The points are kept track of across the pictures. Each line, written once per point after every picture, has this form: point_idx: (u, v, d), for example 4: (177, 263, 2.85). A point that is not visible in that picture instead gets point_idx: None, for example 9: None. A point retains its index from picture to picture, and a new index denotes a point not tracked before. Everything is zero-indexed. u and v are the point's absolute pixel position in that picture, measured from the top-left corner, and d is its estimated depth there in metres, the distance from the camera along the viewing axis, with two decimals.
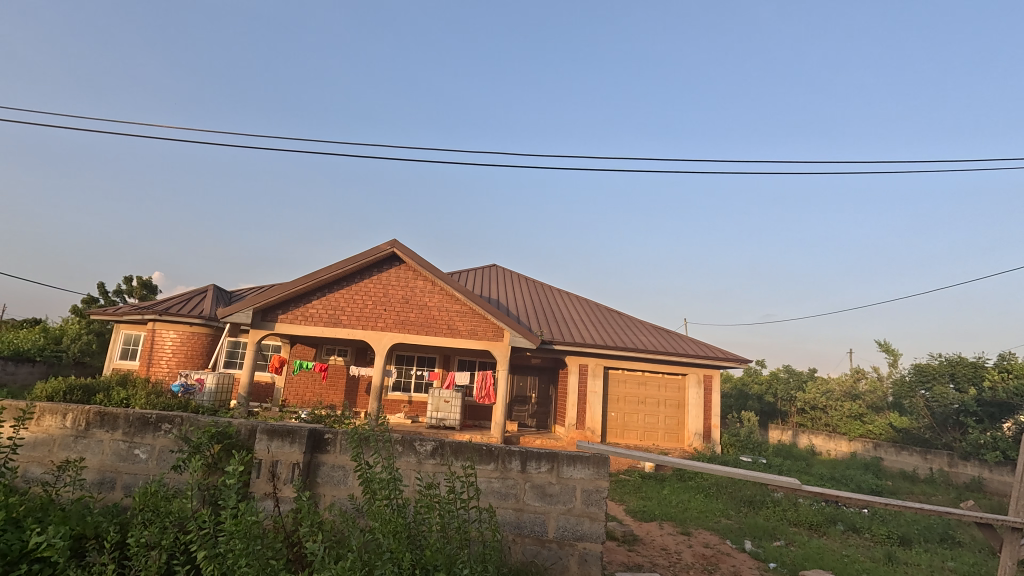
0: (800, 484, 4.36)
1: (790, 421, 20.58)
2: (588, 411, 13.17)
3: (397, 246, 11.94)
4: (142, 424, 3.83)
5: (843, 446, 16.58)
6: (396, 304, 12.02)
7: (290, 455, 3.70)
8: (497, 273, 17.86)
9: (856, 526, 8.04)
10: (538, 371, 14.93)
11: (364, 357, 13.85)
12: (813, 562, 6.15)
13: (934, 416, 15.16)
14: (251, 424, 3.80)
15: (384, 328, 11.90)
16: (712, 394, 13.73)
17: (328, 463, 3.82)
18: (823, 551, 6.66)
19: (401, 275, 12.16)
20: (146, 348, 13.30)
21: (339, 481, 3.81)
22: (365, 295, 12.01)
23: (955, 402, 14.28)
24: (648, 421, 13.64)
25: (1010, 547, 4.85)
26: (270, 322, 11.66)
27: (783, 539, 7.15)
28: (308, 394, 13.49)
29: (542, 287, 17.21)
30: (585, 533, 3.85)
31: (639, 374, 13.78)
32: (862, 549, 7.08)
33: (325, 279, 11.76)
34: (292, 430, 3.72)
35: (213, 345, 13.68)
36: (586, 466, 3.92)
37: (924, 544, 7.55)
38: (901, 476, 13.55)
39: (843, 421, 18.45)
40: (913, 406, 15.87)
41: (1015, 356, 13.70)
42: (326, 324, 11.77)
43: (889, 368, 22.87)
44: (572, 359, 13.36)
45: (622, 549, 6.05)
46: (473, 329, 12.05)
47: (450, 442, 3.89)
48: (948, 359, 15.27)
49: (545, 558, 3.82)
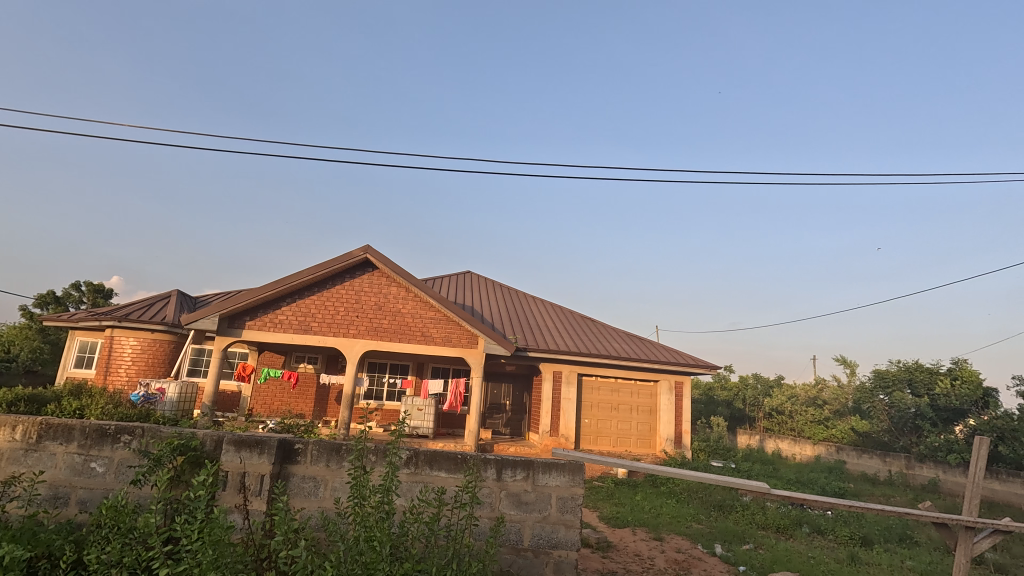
0: (769, 489, 4.38)
1: (758, 426, 21.11)
2: (562, 418, 13.22)
3: (370, 252, 11.75)
4: (100, 435, 3.65)
5: (807, 450, 17.08)
6: (369, 311, 11.83)
7: (258, 466, 3.59)
8: (472, 280, 17.78)
9: (821, 527, 8.28)
10: (513, 378, 14.91)
11: (335, 364, 13.57)
12: (781, 565, 6.28)
13: (893, 419, 15.80)
14: (218, 434, 3.67)
15: (356, 336, 11.69)
16: (683, 399, 13.99)
17: (298, 474, 3.73)
18: (791, 553, 6.82)
19: (373, 281, 11.97)
20: (103, 356, 12.71)
21: (310, 492, 3.72)
22: (337, 301, 11.78)
23: (912, 407, 14.95)
24: (621, 427, 13.74)
25: (964, 545, 5.06)
26: (236, 328, 11.34)
27: (752, 542, 7.29)
28: (275, 404, 13.16)
29: (517, 294, 17.23)
30: (560, 541, 3.85)
31: (612, 381, 13.91)
32: (827, 550, 7.29)
33: (295, 285, 11.50)
34: (261, 440, 3.62)
35: (176, 352, 13.23)
36: (562, 474, 3.93)
37: (884, 544, 7.85)
38: (863, 479, 14.03)
39: (808, 425, 19.01)
40: (873, 411, 16.53)
41: (965, 362, 14.46)
42: (296, 331, 11.51)
43: (849, 376, 23.70)
44: (546, 366, 13.42)
45: (596, 556, 6.07)
46: (447, 336, 11.95)
47: (425, 451, 3.85)
48: (905, 366, 15.94)
49: (520, 566, 3.81)
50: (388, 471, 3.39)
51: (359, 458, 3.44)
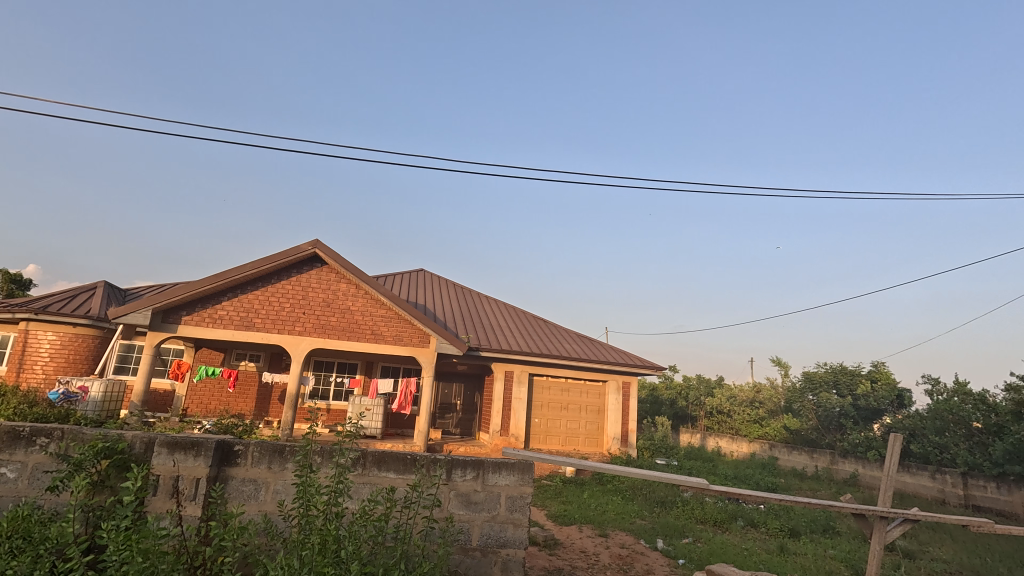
0: (708, 484, 4.59)
1: (699, 424, 22.05)
2: (512, 417, 13.30)
3: (319, 247, 11.37)
4: (11, 438, 3.35)
5: (743, 447, 18.00)
6: (316, 308, 11.46)
7: (193, 470, 3.41)
8: (425, 278, 17.57)
9: (754, 520, 8.75)
10: (464, 378, 14.87)
11: (279, 363, 13.06)
12: (717, 557, 6.60)
13: (820, 418, 16.91)
14: (148, 437, 3.46)
15: (302, 333, 11.30)
16: (630, 399, 14.41)
17: (237, 476, 3.57)
18: (726, 545, 7.18)
19: (322, 277, 11.60)
20: (16, 352, 11.65)
21: (250, 496, 3.57)
22: (283, 297, 11.34)
23: (837, 406, 16.07)
24: (570, 426, 13.98)
25: (879, 533, 5.49)
26: (171, 324, 10.70)
27: (691, 536, 7.61)
28: (212, 403, 12.52)
29: (470, 294, 17.17)
30: (508, 539, 3.87)
31: (562, 381, 14.12)
32: (758, 541, 7.72)
33: (237, 280, 10.96)
34: (198, 442, 3.43)
35: (101, 349, 12.32)
36: (512, 473, 3.96)
37: (810, 534, 8.39)
38: (793, 474, 14.94)
39: (745, 424, 20.04)
40: (803, 410, 17.62)
41: (883, 365, 15.71)
42: (238, 327, 10.98)
43: (782, 377, 25.14)
44: (498, 366, 13.46)
45: (544, 553, 6.16)
46: (398, 335, 11.75)
47: (374, 452, 3.78)
48: (831, 367, 17.17)
49: (468, 566, 3.81)
50: (337, 473, 3.31)
51: (305, 460, 3.33)
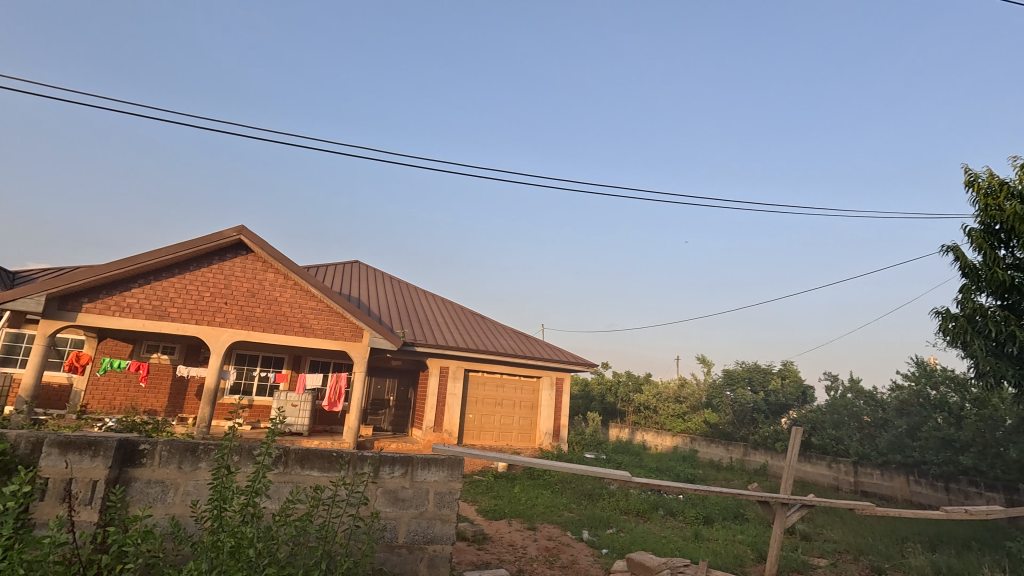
0: (631, 476, 4.80)
1: (627, 419, 22.98)
2: (446, 413, 13.23)
3: (245, 233, 10.72)
4: None
5: (667, 441, 18.97)
6: (240, 298, 10.82)
7: (90, 471, 3.13)
8: (360, 270, 17.06)
9: (673, 509, 9.26)
10: (398, 374, 14.60)
11: (196, 356, 12.21)
12: (638, 545, 6.93)
13: (735, 413, 18.15)
14: (36, 436, 3.13)
15: (223, 324, 10.62)
16: (562, 395, 14.76)
17: (142, 478, 3.31)
18: (647, 534, 7.56)
19: (247, 265, 10.95)
20: None
21: (157, 498, 3.33)
22: (202, 285, 10.60)
23: (751, 402, 17.33)
24: (504, 422, 14.11)
25: (779, 517, 6.00)
26: (69, 311, 9.71)
27: (614, 526, 7.94)
28: (117, 399, 11.51)
29: (407, 287, 16.87)
30: (436, 536, 3.86)
31: (497, 377, 14.21)
32: (676, 529, 8.20)
33: (150, 265, 10.12)
34: (96, 442, 3.15)
35: None
36: (441, 469, 3.95)
37: (722, 521, 9.02)
38: (710, 465, 15.95)
39: (669, 419, 21.14)
40: (721, 405, 18.83)
41: (792, 364, 17.12)
42: (149, 316, 10.15)
43: (704, 374, 26.71)
44: (433, 362, 13.33)
45: (472, 548, 6.19)
46: (329, 328, 11.33)
47: (297, 450, 3.64)
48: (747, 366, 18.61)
49: (393, 564, 3.77)
50: (256, 471, 3.15)
51: (221, 459, 3.15)
